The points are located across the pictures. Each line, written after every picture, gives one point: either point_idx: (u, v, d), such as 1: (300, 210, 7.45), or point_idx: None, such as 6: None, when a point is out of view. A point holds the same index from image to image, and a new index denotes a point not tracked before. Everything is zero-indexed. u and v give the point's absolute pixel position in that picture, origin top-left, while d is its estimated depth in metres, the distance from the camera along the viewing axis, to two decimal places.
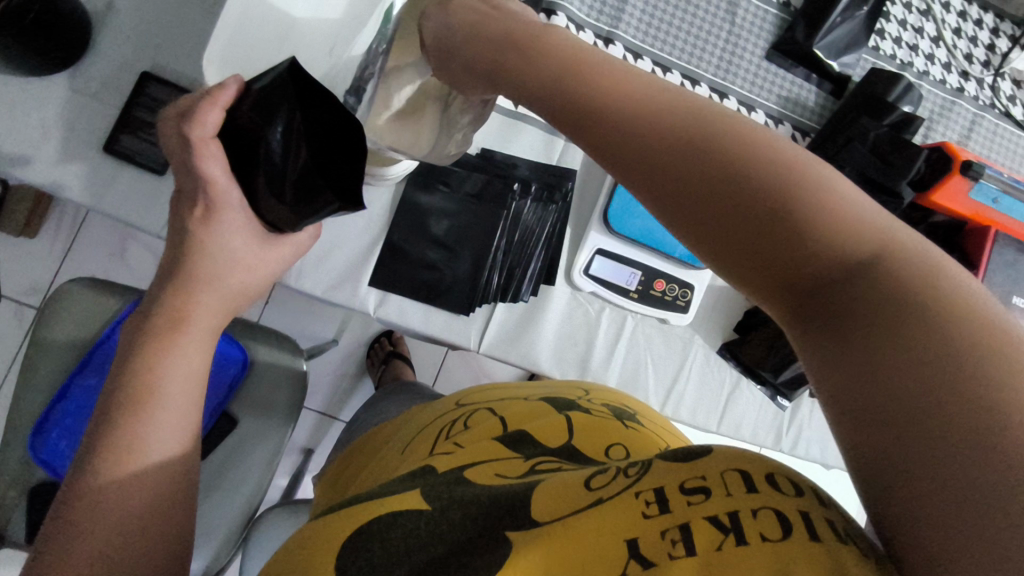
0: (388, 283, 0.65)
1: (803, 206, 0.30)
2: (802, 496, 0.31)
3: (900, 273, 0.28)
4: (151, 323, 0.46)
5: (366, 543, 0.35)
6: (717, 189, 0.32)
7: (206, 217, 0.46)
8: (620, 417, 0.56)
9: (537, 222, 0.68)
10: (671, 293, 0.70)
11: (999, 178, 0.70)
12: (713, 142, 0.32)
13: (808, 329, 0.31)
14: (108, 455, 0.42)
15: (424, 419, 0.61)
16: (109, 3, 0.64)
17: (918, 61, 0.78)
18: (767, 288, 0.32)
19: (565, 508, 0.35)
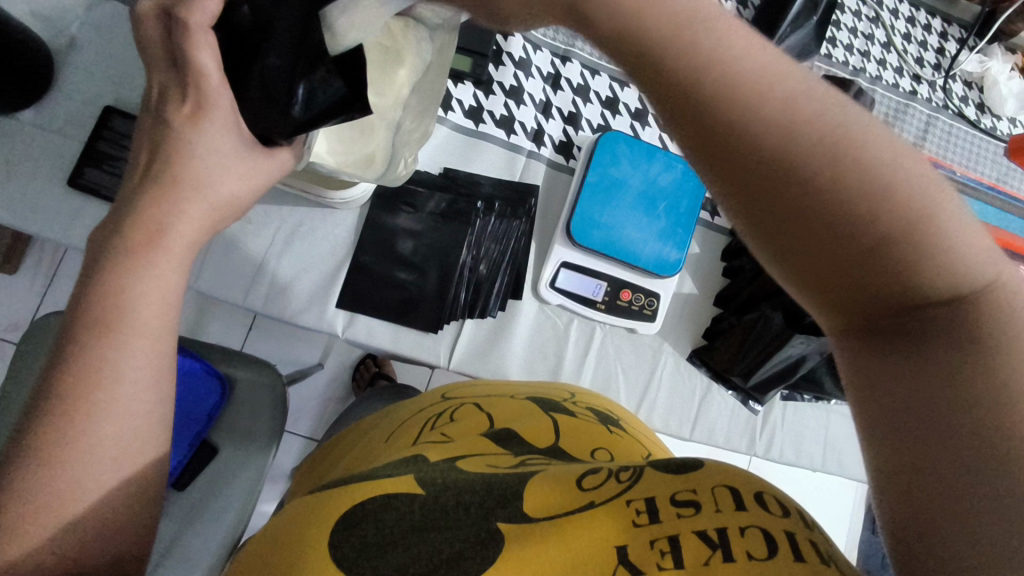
0: (357, 304, 0.66)
1: (912, 237, 0.27)
2: (789, 518, 0.32)
3: (987, 317, 0.27)
4: (121, 234, 0.40)
5: (358, 525, 0.37)
6: (817, 209, 0.28)
7: (193, 117, 0.42)
8: (604, 422, 0.57)
9: (502, 236, 0.70)
10: (637, 302, 0.71)
11: (952, 177, 0.72)
12: (830, 156, 0.28)
13: (868, 346, 0.30)
14: (72, 386, 0.37)
15: (411, 408, 0.62)
16: (73, 41, 0.65)
17: (870, 66, 0.81)
18: (839, 304, 0.30)
19: (558, 508, 0.36)
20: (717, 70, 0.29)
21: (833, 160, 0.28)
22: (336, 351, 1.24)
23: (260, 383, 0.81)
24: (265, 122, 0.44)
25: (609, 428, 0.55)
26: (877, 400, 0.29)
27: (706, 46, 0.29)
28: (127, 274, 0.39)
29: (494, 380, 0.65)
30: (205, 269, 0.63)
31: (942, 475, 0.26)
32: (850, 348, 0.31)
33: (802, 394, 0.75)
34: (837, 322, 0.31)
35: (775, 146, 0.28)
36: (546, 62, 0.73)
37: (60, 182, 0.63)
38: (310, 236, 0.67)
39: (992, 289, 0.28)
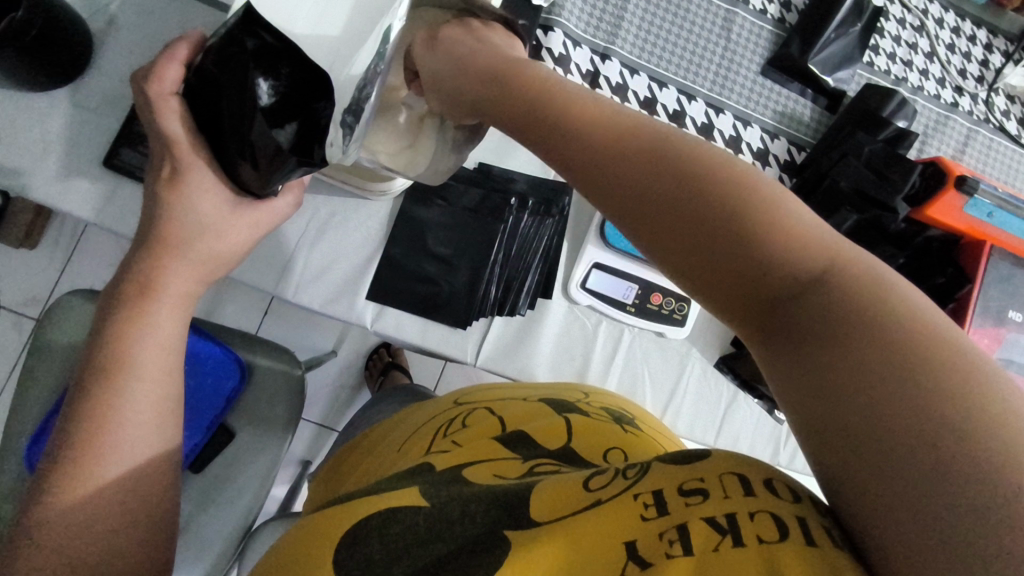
0: (385, 297, 0.66)
1: (763, 220, 0.33)
2: (798, 502, 0.31)
3: (847, 285, 0.31)
4: (122, 290, 0.47)
5: (362, 541, 0.37)
6: (689, 207, 0.34)
7: (172, 181, 0.47)
8: (616, 421, 0.56)
9: (536, 234, 0.68)
10: (668, 306, 0.71)
11: (994, 193, 0.70)
12: (677, 165, 0.35)
13: (772, 339, 0.33)
14: (88, 426, 0.44)
15: (425, 415, 0.62)
16: (112, 20, 0.65)
17: (912, 76, 0.79)
18: (733, 304, 0.34)
19: (565, 508, 0.35)
20: (589, 131, 0.39)
21: (678, 168, 0.35)
22: (351, 339, 1.24)
23: (277, 369, 0.81)
24: (236, 168, 0.48)
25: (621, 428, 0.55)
26: (792, 380, 0.31)
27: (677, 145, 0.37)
28: (128, 326, 0.46)
29: (507, 384, 0.66)
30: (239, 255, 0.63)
31: (872, 425, 0.27)
32: (760, 354, 0.34)
33: None
34: (743, 329, 0.34)
35: (647, 170, 0.36)
36: (585, 59, 0.72)
37: (93, 161, 0.63)
38: (342, 226, 0.66)
39: (846, 257, 0.32)
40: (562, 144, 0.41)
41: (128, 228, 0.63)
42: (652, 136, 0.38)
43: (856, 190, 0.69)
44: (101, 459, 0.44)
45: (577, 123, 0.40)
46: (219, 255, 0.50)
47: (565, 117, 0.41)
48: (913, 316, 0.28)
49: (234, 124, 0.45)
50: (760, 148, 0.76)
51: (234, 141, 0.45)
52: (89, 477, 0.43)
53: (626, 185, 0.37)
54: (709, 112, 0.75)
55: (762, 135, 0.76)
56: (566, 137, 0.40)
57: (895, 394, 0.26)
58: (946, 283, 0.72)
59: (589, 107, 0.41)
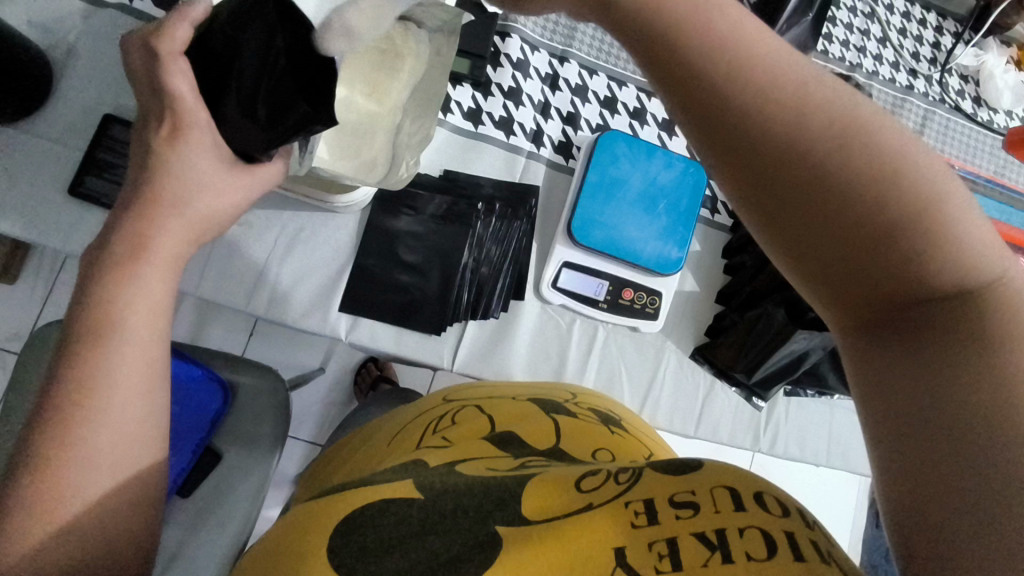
0: (358, 307, 0.66)
1: (919, 233, 0.29)
2: (788, 516, 0.32)
3: (986, 314, 0.28)
4: (110, 251, 0.43)
5: (356, 531, 0.38)
6: (842, 205, 0.30)
7: (173, 135, 0.45)
8: (605, 423, 0.57)
9: (503, 238, 0.70)
10: (639, 300, 0.71)
11: None
12: (842, 155, 0.30)
13: (871, 340, 0.31)
14: (69, 387, 0.39)
15: (414, 412, 0.62)
16: (71, 50, 0.65)
17: (866, 62, 0.81)
18: (841, 298, 0.32)
19: (556, 511, 0.36)
20: (750, 87, 0.31)
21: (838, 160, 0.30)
22: (338, 355, 1.24)
23: (261, 387, 0.81)
24: (236, 131, 0.47)
25: (608, 428, 0.56)
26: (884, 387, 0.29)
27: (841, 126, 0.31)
28: (112, 289, 0.42)
29: (499, 380, 0.66)
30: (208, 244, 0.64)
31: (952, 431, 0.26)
32: (852, 350, 0.32)
33: (805, 389, 0.75)
34: (839, 321, 0.33)
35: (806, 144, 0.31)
36: (544, 63, 0.73)
37: (60, 190, 0.63)
38: (311, 240, 0.67)
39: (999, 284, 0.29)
40: (705, 93, 0.32)
41: None
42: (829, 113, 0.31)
43: None
44: (89, 421, 0.39)
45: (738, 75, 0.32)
46: (201, 218, 0.47)
47: (727, 60, 0.32)
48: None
49: (243, 86, 0.44)
50: None
51: (237, 101, 0.45)
52: (71, 444, 0.38)
53: (782, 160, 0.31)
54: None
55: None
56: (715, 85, 0.32)
57: (983, 433, 0.25)
58: None
59: (762, 57, 0.32)
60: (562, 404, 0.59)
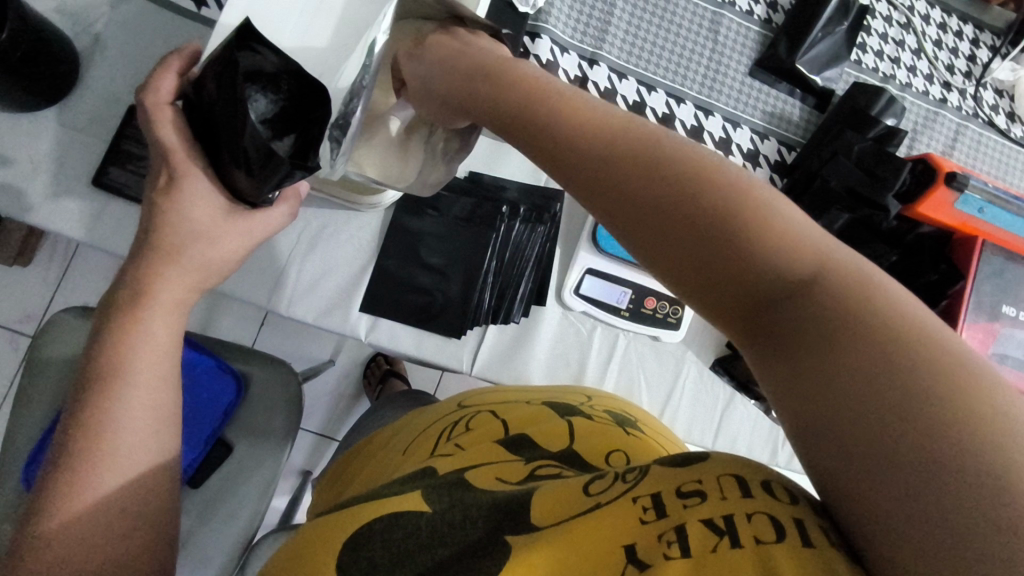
0: (379, 308, 0.66)
1: (752, 225, 0.32)
2: (797, 504, 0.31)
3: (835, 292, 0.30)
4: (118, 297, 0.46)
5: (365, 546, 0.37)
6: (719, 243, 0.32)
7: (168, 187, 0.47)
8: (619, 424, 0.56)
9: (528, 242, 0.68)
10: (662, 310, 0.70)
11: (984, 188, 0.70)
12: (662, 175, 0.34)
13: (765, 339, 0.32)
14: (81, 438, 0.43)
15: (428, 417, 0.62)
16: (96, 39, 0.64)
17: (900, 73, 0.79)
18: (725, 303, 0.33)
19: (564, 513, 0.35)
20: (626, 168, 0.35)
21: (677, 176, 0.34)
22: (348, 349, 1.24)
23: (273, 381, 0.81)
24: (231, 176, 0.47)
25: (623, 430, 0.55)
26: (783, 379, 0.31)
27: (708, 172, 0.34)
28: (120, 340, 0.45)
29: (516, 385, 0.66)
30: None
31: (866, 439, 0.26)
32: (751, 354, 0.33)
33: None
34: (734, 330, 0.34)
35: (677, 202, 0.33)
36: (574, 65, 0.72)
37: (82, 180, 0.63)
38: (333, 238, 0.66)
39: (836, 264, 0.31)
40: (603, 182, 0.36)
41: (120, 247, 0.63)
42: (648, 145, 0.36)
43: (847, 189, 0.70)
44: (97, 468, 0.43)
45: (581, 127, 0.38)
46: (210, 263, 0.49)
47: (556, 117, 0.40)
48: (913, 331, 0.28)
49: (230, 132, 0.44)
50: (750, 149, 0.77)
51: (229, 149, 0.45)
52: (85, 491, 0.42)
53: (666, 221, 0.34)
54: (698, 114, 0.75)
55: (752, 136, 0.76)
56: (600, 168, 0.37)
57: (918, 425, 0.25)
58: (938, 280, 0.72)
59: (577, 115, 0.39)
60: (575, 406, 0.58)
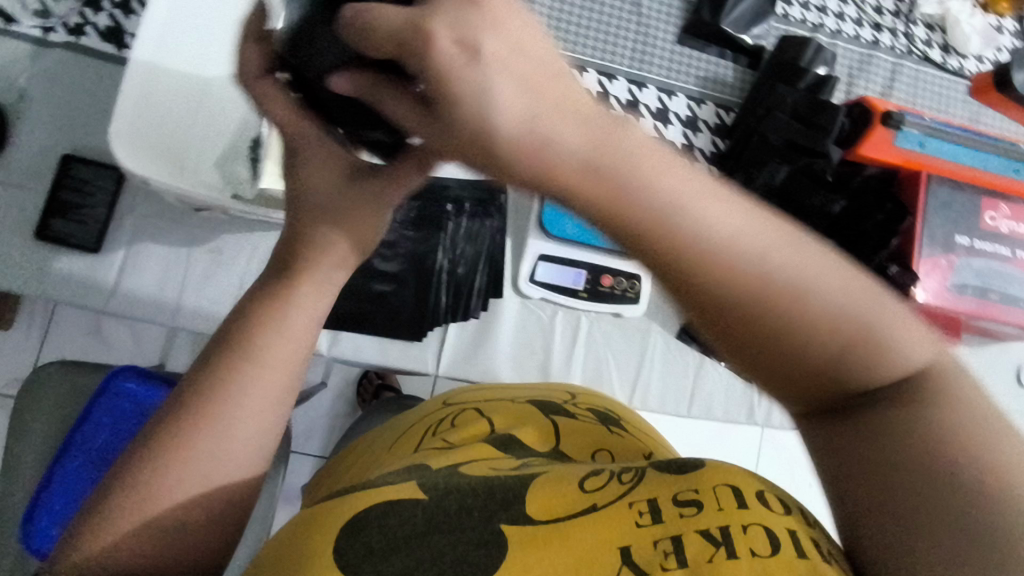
0: (337, 322, 0.66)
1: (860, 336, 0.30)
2: (788, 514, 0.34)
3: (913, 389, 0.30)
4: None
5: (363, 530, 0.37)
6: (806, 343, 0.29)
7: None
8: (606, 422, 0.57)
9: (477, 238, 0.69)
10: (620, 286, 0.70)
11: (922, 121, 0.70)
12: (779, 288, 0.29)
13: (826, 424, 0.32)
14: None
15: (412, 417, 0.63)
16: (24, 94, 0.65)
17: (828, 21, 0.80)
18: (799, 390, 0.31)
19: (561, 510, 0.37)
20: (689, 242, 0.27)
21: (786, 281, 0.29)
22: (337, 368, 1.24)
23: None
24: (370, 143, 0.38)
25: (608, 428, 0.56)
26: (839, 466, 0.31)
27: (805, 275, 0.29)
28: None
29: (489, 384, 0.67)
30: (160, 236, 0.66)
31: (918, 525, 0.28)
32: (814, 422, 0.32)
33: None
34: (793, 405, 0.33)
35: (759, 293, 0.29)
36: None
37: (29, 236, 0.63)
38: None
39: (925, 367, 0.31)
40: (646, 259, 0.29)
41: (75, 297, 0.63)
42: (785, 274, 0.29)
43: (787, 142, 0.70)
44: None
45: (715, 243, 0.27)
46: None
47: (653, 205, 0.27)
48: (977, 426, 0.29)
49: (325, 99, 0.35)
50: (688, 115, 0.77)
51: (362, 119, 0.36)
52: None
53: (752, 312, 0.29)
54: (632, 88, 0.76)
55: (688, 103, 0.77)
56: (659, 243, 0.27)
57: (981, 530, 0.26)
58: (885, 219, 0.72)
59: (705, 216, 0.27)
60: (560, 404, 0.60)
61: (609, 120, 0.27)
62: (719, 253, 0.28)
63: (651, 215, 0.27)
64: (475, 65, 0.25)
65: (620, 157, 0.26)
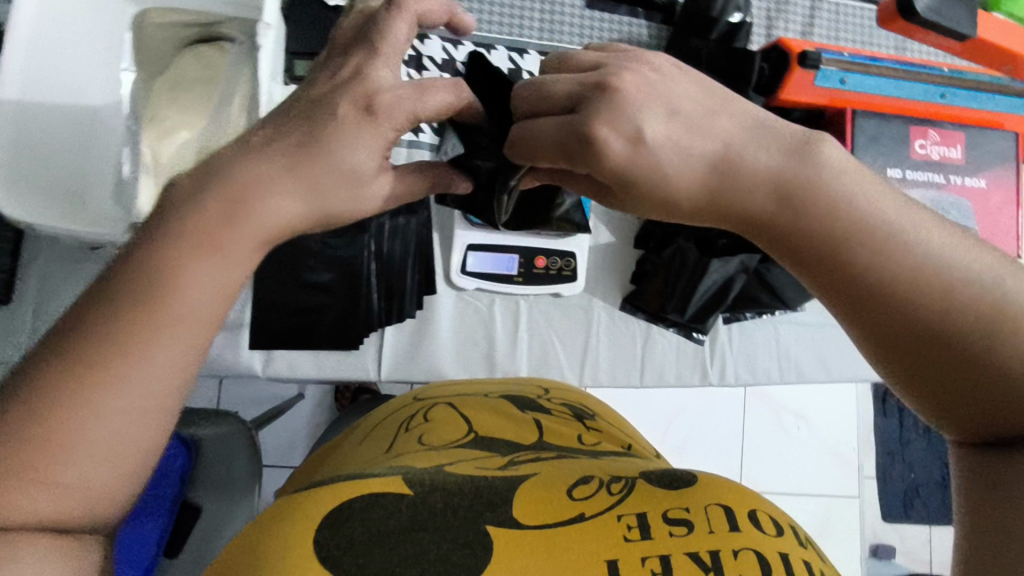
0: (268, 341, 0.65)
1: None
2: (779, 536, 0.36)
3: None
4: None
5: (345, 524, 0.36)
6: (962, 358, 0.29)
7: None
8: (580, 417, 0.58)
9: (401, 238, 0.67)
10: (554, 266, 0.69)
11: (840, 57, 0.66)
12: (942, 304, 0.29)
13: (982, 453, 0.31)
14: None
15: (387, 411, 0.65)
16: None
17: None
18: (950, 413, 0.31)
19: (548, 517, 0.37)
20: (855, 240, 0.30)
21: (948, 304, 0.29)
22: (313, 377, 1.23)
23: (225, 433, 0.80)
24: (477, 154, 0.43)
25: (582, 423, 0.57)
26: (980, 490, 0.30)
27: (984, 302, 0.29)
28: None
29: (450, 383, 0.66)
30: (69, 279, 0.64)
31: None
32: (959, 452, 0.32)
33: (743, 313, 0.72)
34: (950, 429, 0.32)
35: (903, 302, 0.30)
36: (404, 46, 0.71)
37: None
38: None
39: None
40: (792, 252, 0.32)
41: None
42: (980, 299, 0.29)
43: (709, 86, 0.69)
44: None
45: (910, 267, 0.30)
46: None
47: (838, 208, 0.30)
48: None
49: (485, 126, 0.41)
50: None
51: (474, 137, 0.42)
52: None
53: (889, 319, 0.30)
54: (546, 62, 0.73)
55: None
56: (827, 244, 0.31)
57: None
58: None
59: (879, 215, 0.30)
60: (535, 400, 0.60)
61: (845, 168, 0.31)
62: (865, 259, 0.30)
63: (839, 213, 0.30)
64: (639, 149, 0.31)
65: (752, 199, 0.31)
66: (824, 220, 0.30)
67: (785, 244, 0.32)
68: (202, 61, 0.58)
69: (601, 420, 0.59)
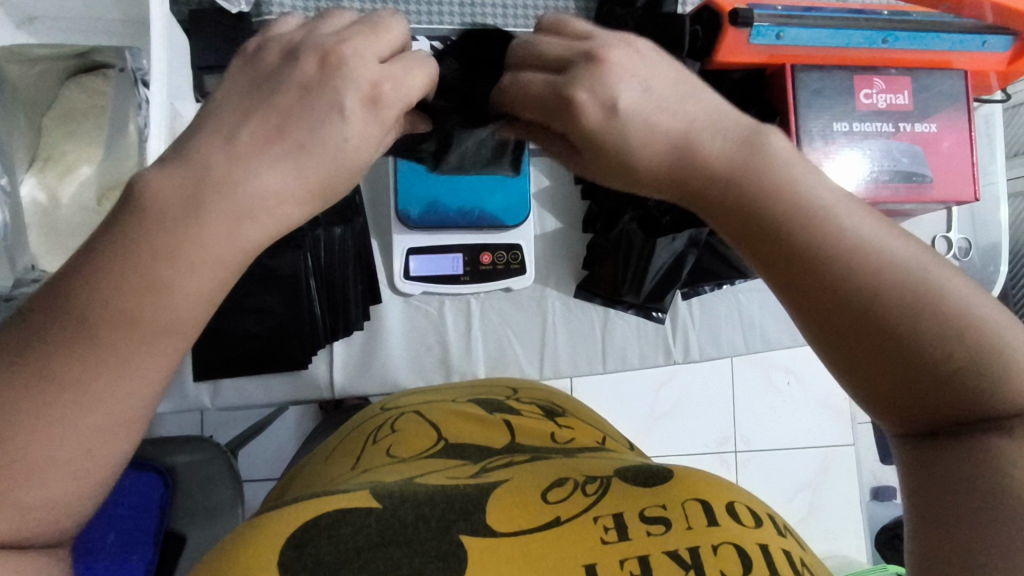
0: (212, 372, 0.63)
1: (970, 356, 0.27)
2: (758, 528, 0.32)
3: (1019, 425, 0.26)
4: None
5: (312, 541, 0.30)
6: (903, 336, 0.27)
7: None
8: (552, 416, 0.52)
9: (342, 249, 0.63)
10: (500, 260, 0.67)
11: (774, 12, 0.61)
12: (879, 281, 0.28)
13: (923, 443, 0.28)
14: None
15: (348, 428, 0.57)
16: None
17: None
18: (891, 402, 0.28)
19: (524, 521, 0.32)
20: (792, 213, 0.29)
21: (884, 283, 0.28)
22: None
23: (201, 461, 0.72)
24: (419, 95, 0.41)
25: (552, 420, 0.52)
26: (923, 484, 0.28)
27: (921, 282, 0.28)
28: None
29: (437, 384, 0.61)
30: None
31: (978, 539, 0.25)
32: (900, 447, 0.29)
33: (702, 287, 0.70)
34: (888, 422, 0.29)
35: (839, 277, 0.28)
36: None
37: None
38: None
39: None
40: (730, 223, 0.30)
41: None
42: (915, 288, 0.27)
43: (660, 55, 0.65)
44: None
45: (856, 257, 0.28)
46: None
47: (774, 181, 0.29)
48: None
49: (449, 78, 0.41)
50: None
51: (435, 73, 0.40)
52: None
53: (827, 291, 0.28)
54: None
55: None
56: (766, 213, 0.29)
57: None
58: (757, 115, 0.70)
59: (818, 194, 0.29)
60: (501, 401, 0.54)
61: (790, 154, 0.30)
62: (804, 230, 0.28)
63: (779, 185, 0.29)
64: (613, 116, 0.30)
65: (706, 177, 0.30)
66: (766, 198, 0.29)
67: (726, 217, 0.30)
68: (88, 90, 0.56)
69: (572, 416, 0.54)
